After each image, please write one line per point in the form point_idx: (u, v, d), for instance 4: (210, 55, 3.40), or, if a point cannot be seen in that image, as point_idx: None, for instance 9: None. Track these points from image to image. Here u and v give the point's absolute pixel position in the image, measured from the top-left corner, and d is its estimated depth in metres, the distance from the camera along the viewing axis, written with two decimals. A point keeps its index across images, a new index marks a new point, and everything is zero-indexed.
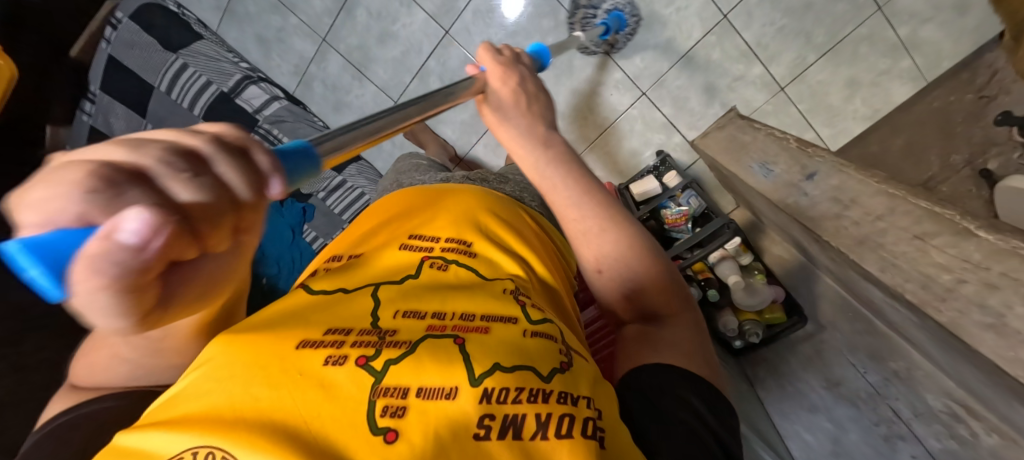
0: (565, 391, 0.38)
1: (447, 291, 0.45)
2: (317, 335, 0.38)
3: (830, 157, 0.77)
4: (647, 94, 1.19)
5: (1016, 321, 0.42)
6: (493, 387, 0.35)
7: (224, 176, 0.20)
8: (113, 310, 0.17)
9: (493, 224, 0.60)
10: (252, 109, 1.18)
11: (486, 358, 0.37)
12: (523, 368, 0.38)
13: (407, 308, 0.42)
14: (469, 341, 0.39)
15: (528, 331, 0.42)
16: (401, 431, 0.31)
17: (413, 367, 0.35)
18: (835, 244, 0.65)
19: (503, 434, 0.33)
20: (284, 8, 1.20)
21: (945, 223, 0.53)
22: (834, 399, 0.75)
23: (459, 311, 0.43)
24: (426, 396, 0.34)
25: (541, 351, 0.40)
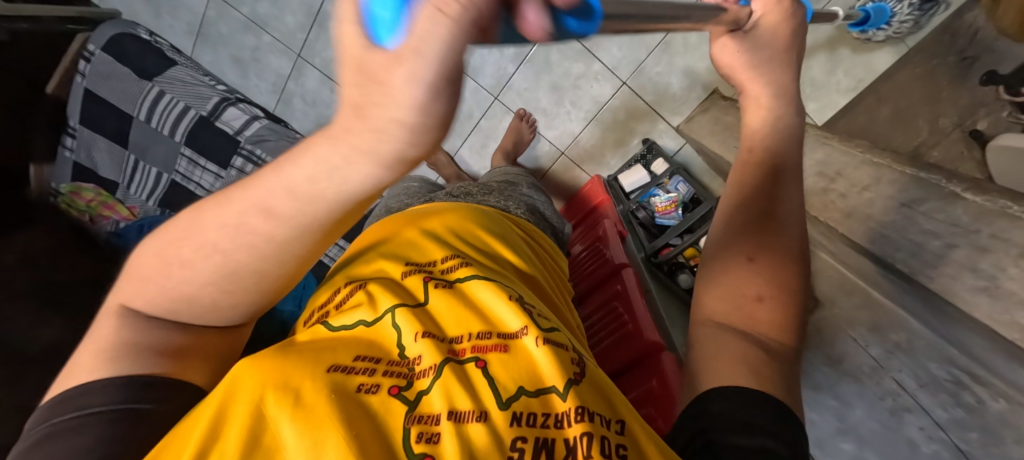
0: (583, 405, 0.36)
1: (458, 315, 0.46)
2: (347, 361, 0.38)
3: (813, 130, 0.77)
4: (627, 83, 1.17)
5: (1009, 283, 0.42)
6: (520, 411, 0.36)
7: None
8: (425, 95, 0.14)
9: (490, 242, 0.61)
10: (233, 131, 1.18)
11: (510, 381, 0.38)
12: (547, 390, 0.38)
13: (426, 331, 0.43)
14: (492, 362, 0.40)
15: (541, 342, 0.42)
16: (436, 456, 0.32)
17: (442, 394, 0.36)
18: (824, 218, 0.64)
19: (536, 456, 0.33)
20: (256, 26, 1.17)
21: (931, 189, 0.52)
22: (838, 376, 0.73)
23: (475, 332, 0.44)
24: (457, 419, 0.35)
25: (557, 361, 0.40)
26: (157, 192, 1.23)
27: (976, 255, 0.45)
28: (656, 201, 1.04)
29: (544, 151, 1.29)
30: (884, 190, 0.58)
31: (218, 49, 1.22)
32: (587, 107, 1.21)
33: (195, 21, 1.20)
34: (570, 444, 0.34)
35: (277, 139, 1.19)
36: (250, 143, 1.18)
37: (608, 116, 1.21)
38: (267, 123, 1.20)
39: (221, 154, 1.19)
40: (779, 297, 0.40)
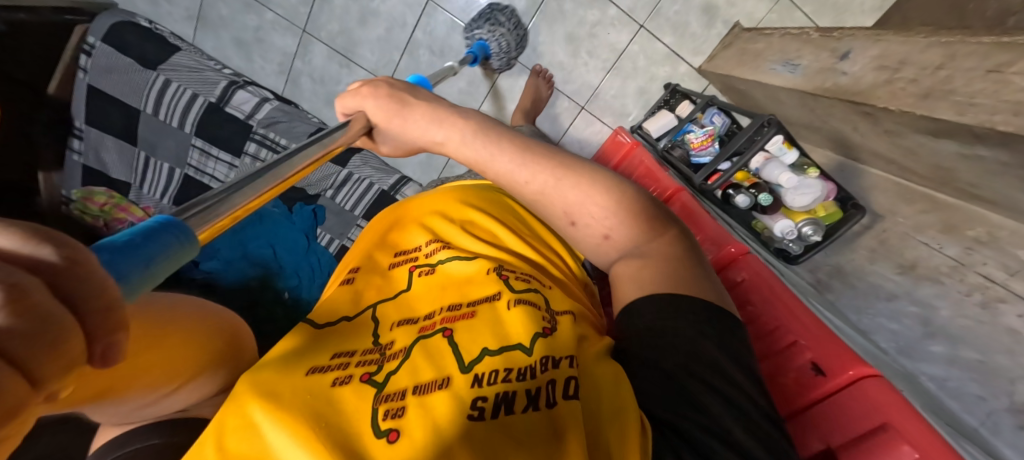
0: (547, 356, 0.42)
1: (431, 299, 0.52)
2: (325, 361, 0.45)
3: (862, 32, 0.73)
4: (644, 26, 1.14)
5: None
6: (482, 372, 0.42)
7: None
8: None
9: (474, 215, 0.64)
10: (244, 115, 1.14)
11: (474, 347, 0.44)
12: (512, 349, 0.43)
13: (401, 318, 0.51)
14: (457, 332, 0.46)
15: (511, 304, 0.47)
16: (400, 428, 0.38)
17: (409, 374, 0.43)
18: (894, 106, 0.60)
19: (499, 411, 0.39)
20: (257, 5, 1.14)
21: (1018, 49, 0.48)
22: (914, 281, 0.71)
23: (444, 309, 0.50)
24: (420, 391, 0.41)
25: (523, 319, 0.45)
26: (171, 190, 1.19)
27: None
28: (692, 138, 0.99)
29: (563, 108, 1.25)
30: (961, 64, 0.54)
31: (220, 32, 1.19)
32: (604, 56, 1.18)
33: (194, 5, 1.17)
34: (535, 393, 0.40)
35: (290, 120, 1.16)
36: (262, 126, 1.14)
37: (627, 64, 1.18)
38: (278, 105, 1.17)
39: (235, 141, 1.14)
40: (621, 227, 0.48)
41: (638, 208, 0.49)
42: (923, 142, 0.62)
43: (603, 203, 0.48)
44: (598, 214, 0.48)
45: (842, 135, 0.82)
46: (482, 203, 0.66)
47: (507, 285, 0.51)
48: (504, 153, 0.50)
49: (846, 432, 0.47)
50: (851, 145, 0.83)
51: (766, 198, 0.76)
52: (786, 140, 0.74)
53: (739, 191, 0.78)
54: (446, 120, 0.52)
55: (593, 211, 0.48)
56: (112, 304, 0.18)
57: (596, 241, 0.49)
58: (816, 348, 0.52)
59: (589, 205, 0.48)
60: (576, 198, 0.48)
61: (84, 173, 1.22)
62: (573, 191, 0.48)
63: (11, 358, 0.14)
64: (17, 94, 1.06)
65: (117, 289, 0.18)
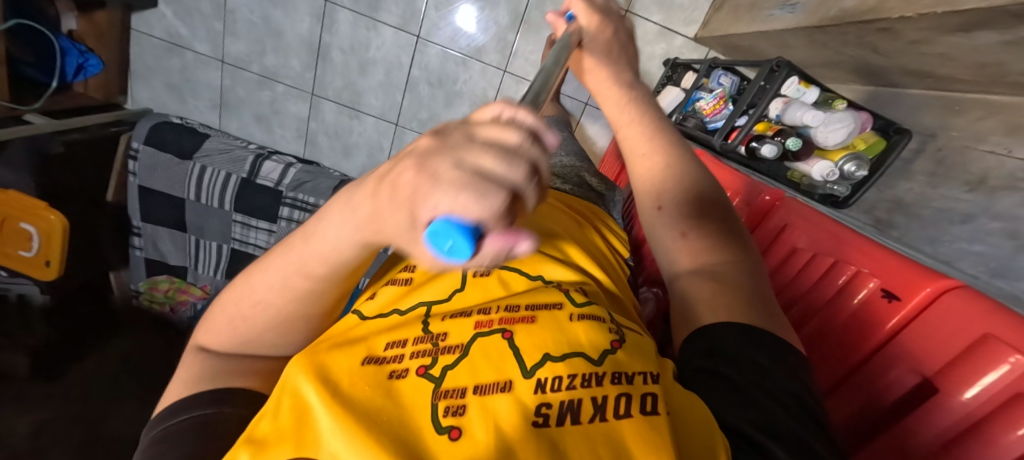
0: (618, 372, 0.32)
1: (497, 290, 0.39)
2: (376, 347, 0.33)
3: None
4: (630, 11, 1.11)
5: None
6: (547, 377, 0.30)
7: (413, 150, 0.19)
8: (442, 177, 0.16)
9: (539, 217, 0.52)
10: (273, 183, 1.21)
11: (538, 347, 0.32)
12: (577, 354, 0.32)
13: (454, 311, 0.37)
14: (519, 333, 0.33)
15: (575, 316, 0.35)
16: (465, 434, 0.27)
17: (468, 371, 0.31)
18: (911, 13, 0.55)
19: (566, 421, 0.29)
20: (268, 80, 1.23)
21: None
22: (987, 195, 0.63)
23: (504, 302, 0.37)
24: (484, 392, 0.29)
25: (588, 334, 0.34)
26: (222, 264, 1.29)
27: None
28: (703, 104, 0.95)
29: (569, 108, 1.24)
30: None
31: (242, 112, 1.28)
32: None
33: (215, 93, 1.26)
34: (603, 403, 0.29)
35: (315, 179, 1.23)
36: (291, 190, 1.21)
37: None
38: (301, 167, 1.24)
39: (269, 209, 1.22)
40: (704, 239, 0.46)
41: (723, 225, 0.47)
42: (960, 42, 0.56)
43: (713, 223, 0.47)
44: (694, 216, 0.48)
45: (866, 62, 0.76)
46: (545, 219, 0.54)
47: (568, 294, 0.38)
48: (641, 123, 0.54)
49: (937, 356, 0.42)
50: (878, 69, 0.77)
51: (794, 142, 0.72)
52: (802, 79, 0.71)
53: (762, 142, 0.74)
54: (622, 74, 0.57)
55: (707, 230, 0.46)
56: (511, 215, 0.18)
57: (688, 258, 0.46)
58: (865, 288, 0.50)
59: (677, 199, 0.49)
60: (671, 187, 0.50)
61: (148, 266, 1.33)
62: (671, 181, 0.50)
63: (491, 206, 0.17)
64: (76, 207, 1.16)
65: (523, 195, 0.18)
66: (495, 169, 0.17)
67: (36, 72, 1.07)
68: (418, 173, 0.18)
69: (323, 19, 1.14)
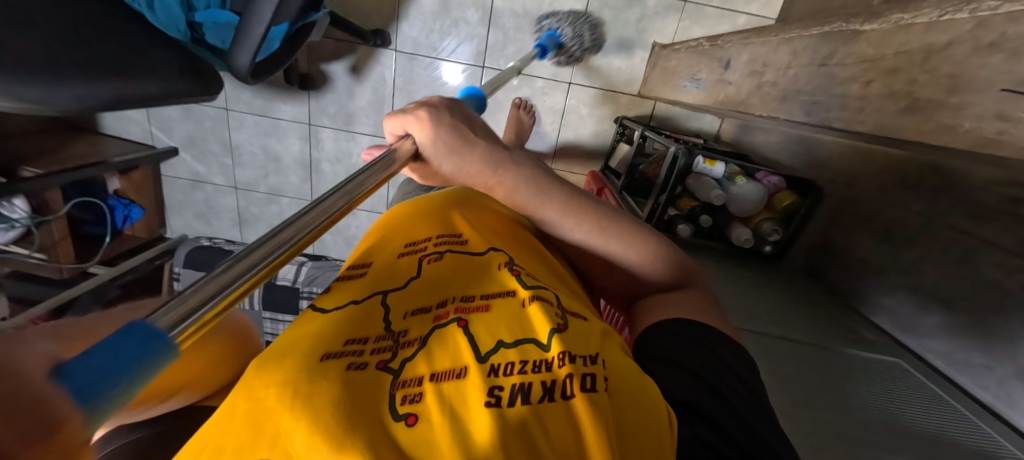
0: (570, 351, 0.32)
1: (454, 278, 0.40)
2: (336, 346, 0.32)
3: (736, 36, 0.76)
4: (573, 83, 1.21)
5: (924, 91, 0.39)
6: (500, 362, 0.31)
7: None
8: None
9: (495, 216, 0.53)
10: (291, 282, 1.38)
11: (492, 334, 0.33)
12: (528, 339, 0.33)
13: (413, 307, 0.37)
14: (473, 322, 0.35)
15: (527, 300, 0.36)
16: (421, 417, 0.27)
17: (424, 362, 0.32)
18: (765, 113, 0.63)
19: (518, 403, 0.29)
20: (275, 196, 1.42)
21: (836, 38, 0.51)
22: (891, 251, 0.66)
23: (458, 296, 0.38)
24: (440, 379, 0.30)
25: (536, 314, 0.35)
26: None
27: (889, 79, 0.43)
28: (643, 167, 1.01)
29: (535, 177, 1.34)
30: (800, 62, 0.57)
31: (258, 226, 1.48)
32: (549, 120, 1.27)
33: (234, 214, 1.47)
34: (552, 385, 0.30)
35: (323, 273, 1.39)
36: (306, 286, 1.38)
37: (573, 117, 1.25)
38: (312, 264, 1.42)
39: (290, 306, 1.40)
40: (646, 263, 0.50)
41: (657, 255, 0.51)
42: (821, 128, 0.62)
43: (647, 258, 0.50)
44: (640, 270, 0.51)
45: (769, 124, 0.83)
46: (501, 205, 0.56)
47: (521, 279, 0.40)
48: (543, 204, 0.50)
49: None
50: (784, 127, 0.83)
51: (706, 218, 0.78)
52: (707, 158, 0.76)
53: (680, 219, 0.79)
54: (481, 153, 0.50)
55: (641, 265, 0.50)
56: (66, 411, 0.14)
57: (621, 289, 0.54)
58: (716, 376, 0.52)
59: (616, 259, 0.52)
60: (615, 240, 0.49)
61: None
62: (614, 235, 0.50)
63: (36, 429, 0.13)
64: None
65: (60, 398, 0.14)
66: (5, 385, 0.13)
67: (95, 227, 1.29)
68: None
69: (310, 140, 1.33)
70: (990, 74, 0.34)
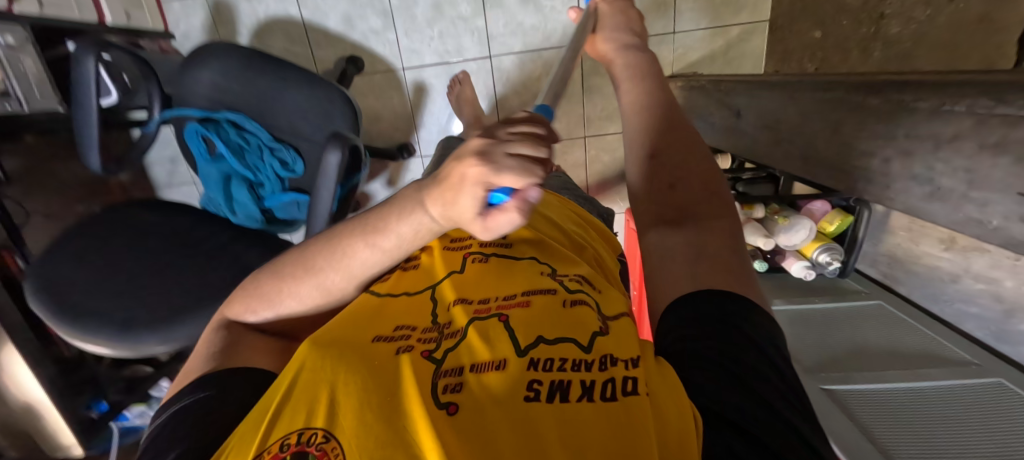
0: (607, 357, 0.34)
1: (496, 283, 0.45)
2: (387, 330, 0.41)
3: (739, 84, 0.78)
4: (588, 136, 1.26)
5: (943, 180, 0.42)
6: (538, 357, 0.35)
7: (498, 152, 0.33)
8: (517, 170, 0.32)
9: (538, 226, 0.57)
10: None
11: (530, 331, 0.37)
12: (569, 340, 0.36)
13: (460, 298, 0.43)
14: (513, 316, 0.39)
15: (568, 300, 0.41)
16: (461, 403, 0.32)
17: (468, 351, 0.37)
18: (791, 169, 0.66)
19: (556, 399, 0.31)
20: None
21: (842, 109, 0.54)
22: (958, 257, 0.66)
23: (501, 293, 0.43)
24: (479, 371, 0.34)
25: (580, 318, 0.38)
26: None
27: (907, 162, 0.46)
28: None
29: None
30: (813, 124, 0.59)
31: None
32: (575, 172, 1.31)
33: None
34: (591, 386, 0.32)
35: None
36: None
37: (598, 165, 1.30)
38: None
39: None
40: (693, 178, 0.47)
41: (716, 181, 0.48)
42: None
43: (700, 177, 0.47)
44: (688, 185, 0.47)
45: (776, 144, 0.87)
46: (546, 214, 0.61)
47: (563, 282, 0.44)
48: (647, 87, 0.57)
49: None
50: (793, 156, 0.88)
51: (759, 262, 0.80)
52: (742, 205, 0.79)
53: None
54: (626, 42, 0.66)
55: (692, 178, 0.47)
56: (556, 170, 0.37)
57: (664, 182, 0.48)
58: None
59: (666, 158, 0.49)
60: (671, 144, 0.50)
61: None
62: (672, 141, 0.50)
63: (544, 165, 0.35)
64: None
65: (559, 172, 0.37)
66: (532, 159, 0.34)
67: None
68: (487, 162, 0.32)
69: None
70: (1001, 177, 0.37)
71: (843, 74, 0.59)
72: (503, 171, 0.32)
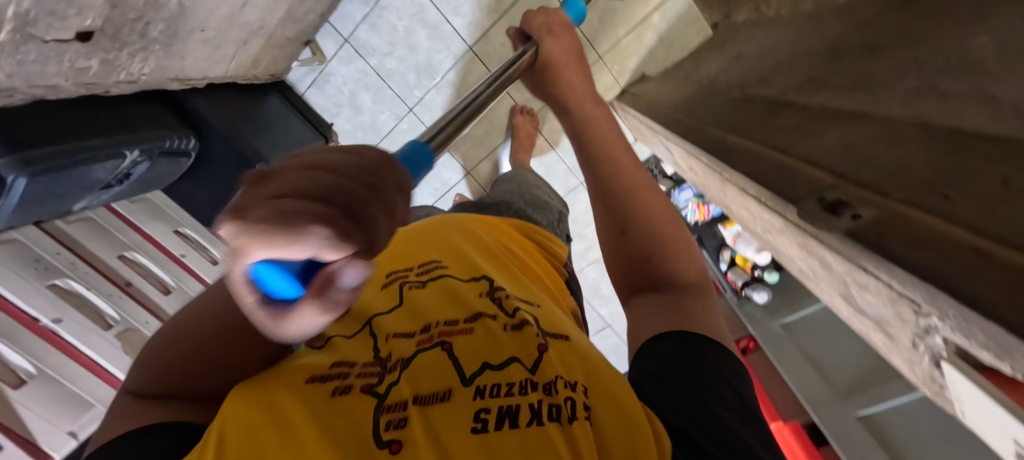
0: (549, 381, 0.38)
1: (433, 311, 0.47)
2: (321, 368, 0.40)
3: (659, 127, 0.79)
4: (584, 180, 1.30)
5: (797, 263, 0.43)
6: (484, 384, 0.38)
7: (314, 176, 0.21)
8: (305, 214, 0.18)
9: (472, 247, 0.61)
10: None
11: (475, 359, 0.40)
12: (514, 360, 0.40)
13: (396, 330, 0.44)
14: (457, 344, 0.42)
15: (508, 327, 0.44)
16: (406, 439, 0.33)
17: (410, 382, 0.38)
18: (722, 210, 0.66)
19: (504, 424, 0.35)
20: None
21: (716, 176, 0.55)
22: None
23: (442, 320, 0.45)
24: (425, 402, 0.36)
25: (523, 339, 0.43)
26: None
27: (774, 237, 0.46)
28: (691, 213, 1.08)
29: None
30: (712, 182, 0.60)
31: None
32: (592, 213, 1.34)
33: None
34: (536, 409, 0.36)
35: None
36: None
37: None
38: None
39: None
40: (660, 261, 0.53)
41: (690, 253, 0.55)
42: None
43: (674, 248, 0.54)
44: (658, 250, 0.54)
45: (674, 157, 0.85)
46: (471, 234, 0.64)
47: (503, 305, 0.48)
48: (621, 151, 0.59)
49: None
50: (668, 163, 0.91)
51: None
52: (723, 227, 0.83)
53: None
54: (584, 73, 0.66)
55: (661, 257, 0.53)
56: (365, 203, 0.22)
57: (636, 256, 0.54)
58: None
59: (638, 231, 0.55)
60: (642, 223, 0.55)
61: None
62: (642, 219, 0.55)
63: (342, 207, 0.20)
64: None
65: (366, 215, 0.22)
66: (331, 200, 0.20)
67: None
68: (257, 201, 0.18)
69: None
70: (827, 279, 0.37)
71: (715, 127, 0.59)
72: (259, 218, 0.18)
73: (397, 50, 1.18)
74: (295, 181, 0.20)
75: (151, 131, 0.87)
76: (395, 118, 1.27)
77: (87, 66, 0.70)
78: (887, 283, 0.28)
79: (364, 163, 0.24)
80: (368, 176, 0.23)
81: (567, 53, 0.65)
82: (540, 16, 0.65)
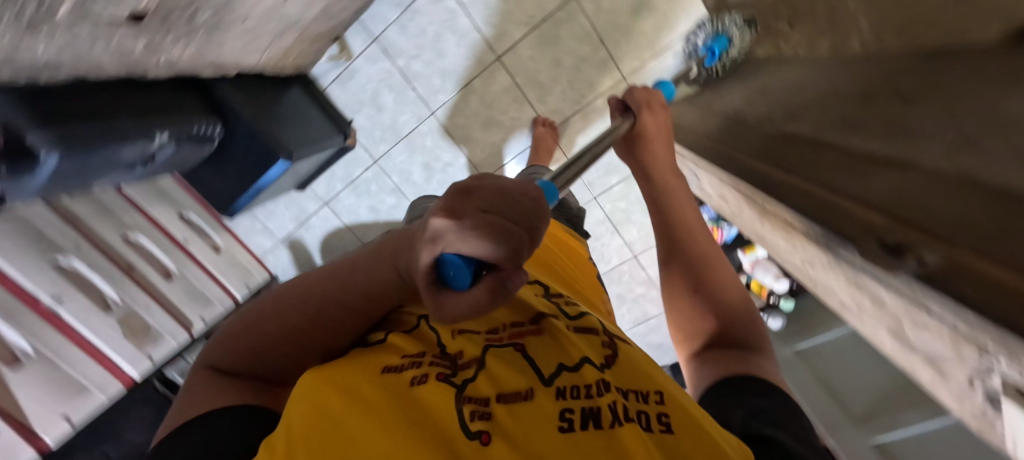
0: (624, 389, 0.40)
1: (493, 313, 0.49)
2: (395, 360, 0.42)
3: (689, 154, 0.83)
4: (597, 195, 1.32)
5: (839, 296, 0.46)
6: (563, 385, 0.40)
7: (492, 199, 0.27)
8: (479, 240, 0.25)
9: None
10: None
11: (550, 361, 0.42)
12: (586, 362, 0.42)
13: (461, 327, 0.47)
14: (529, 345, 0.44)
15: (573, 330, 0.47)
16: (494, 431, 0.35)
17: (489, 380, 0.40)
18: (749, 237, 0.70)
19: (587, 424, 0.36)
20: None
21: (754, 206, 0.59)
22: None
23: (507, 323, 0.48)
24: (508, 399, 0.38)
25: (590, 345, 0.45)
26: None
27: (815, 270, 0.49)
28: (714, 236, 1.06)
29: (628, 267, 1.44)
30: (746, 212, 0.64)
31: None
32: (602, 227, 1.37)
33: None
34: (614, 410, 0.37)
35: None
36: None
37: (618, 213, 1.34)
38: None
39: None
40: (731, 316, 0.54)
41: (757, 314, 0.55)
42: None
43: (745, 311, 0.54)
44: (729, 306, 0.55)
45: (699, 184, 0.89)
46: None
47: (564, 309, 0.51)
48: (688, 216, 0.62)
49: None
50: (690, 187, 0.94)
51: None
52: None
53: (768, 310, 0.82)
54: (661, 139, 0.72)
55: (733, 315, 0.54)
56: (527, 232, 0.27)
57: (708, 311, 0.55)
58: None
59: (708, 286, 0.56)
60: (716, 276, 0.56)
61: None
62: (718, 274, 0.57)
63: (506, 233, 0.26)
64: None
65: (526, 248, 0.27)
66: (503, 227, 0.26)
67: None
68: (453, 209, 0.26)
69: None
70: (876, 313, 0.40)
71: (755, 160, 0.62)
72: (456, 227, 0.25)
73: (424, 54, 1.19)
74: (482, 201, 0.27)
75: (180, 116, 0.86)
76: (416, 119, 1.27)
77: (133, 47, 0.69)
78: (949, 323, 0.31)
79: (528, 200, 0.28)
80: (531, 213, 0.28)
81: (658, 125, 0.73)
82: (641, 92, 0.77)
